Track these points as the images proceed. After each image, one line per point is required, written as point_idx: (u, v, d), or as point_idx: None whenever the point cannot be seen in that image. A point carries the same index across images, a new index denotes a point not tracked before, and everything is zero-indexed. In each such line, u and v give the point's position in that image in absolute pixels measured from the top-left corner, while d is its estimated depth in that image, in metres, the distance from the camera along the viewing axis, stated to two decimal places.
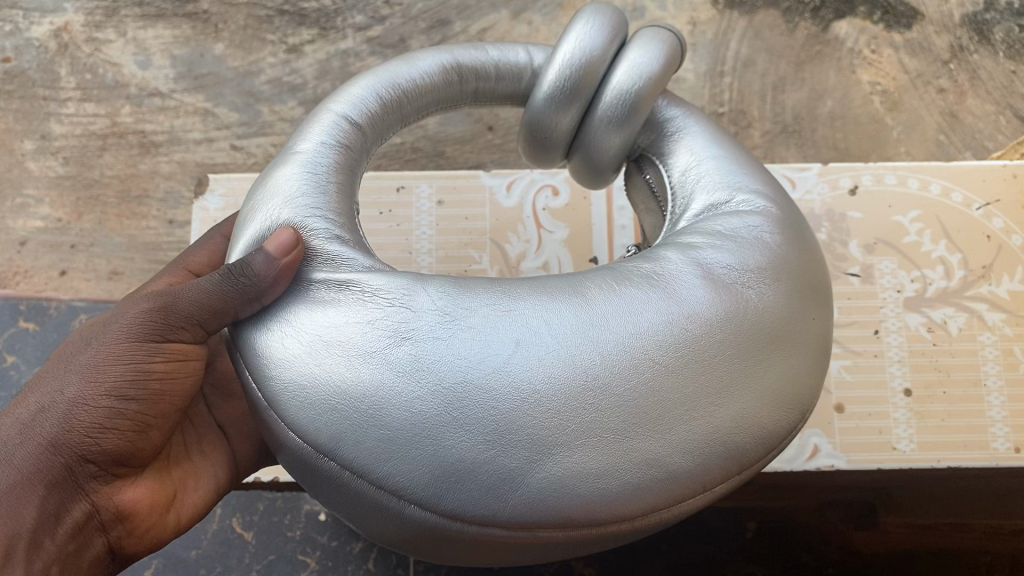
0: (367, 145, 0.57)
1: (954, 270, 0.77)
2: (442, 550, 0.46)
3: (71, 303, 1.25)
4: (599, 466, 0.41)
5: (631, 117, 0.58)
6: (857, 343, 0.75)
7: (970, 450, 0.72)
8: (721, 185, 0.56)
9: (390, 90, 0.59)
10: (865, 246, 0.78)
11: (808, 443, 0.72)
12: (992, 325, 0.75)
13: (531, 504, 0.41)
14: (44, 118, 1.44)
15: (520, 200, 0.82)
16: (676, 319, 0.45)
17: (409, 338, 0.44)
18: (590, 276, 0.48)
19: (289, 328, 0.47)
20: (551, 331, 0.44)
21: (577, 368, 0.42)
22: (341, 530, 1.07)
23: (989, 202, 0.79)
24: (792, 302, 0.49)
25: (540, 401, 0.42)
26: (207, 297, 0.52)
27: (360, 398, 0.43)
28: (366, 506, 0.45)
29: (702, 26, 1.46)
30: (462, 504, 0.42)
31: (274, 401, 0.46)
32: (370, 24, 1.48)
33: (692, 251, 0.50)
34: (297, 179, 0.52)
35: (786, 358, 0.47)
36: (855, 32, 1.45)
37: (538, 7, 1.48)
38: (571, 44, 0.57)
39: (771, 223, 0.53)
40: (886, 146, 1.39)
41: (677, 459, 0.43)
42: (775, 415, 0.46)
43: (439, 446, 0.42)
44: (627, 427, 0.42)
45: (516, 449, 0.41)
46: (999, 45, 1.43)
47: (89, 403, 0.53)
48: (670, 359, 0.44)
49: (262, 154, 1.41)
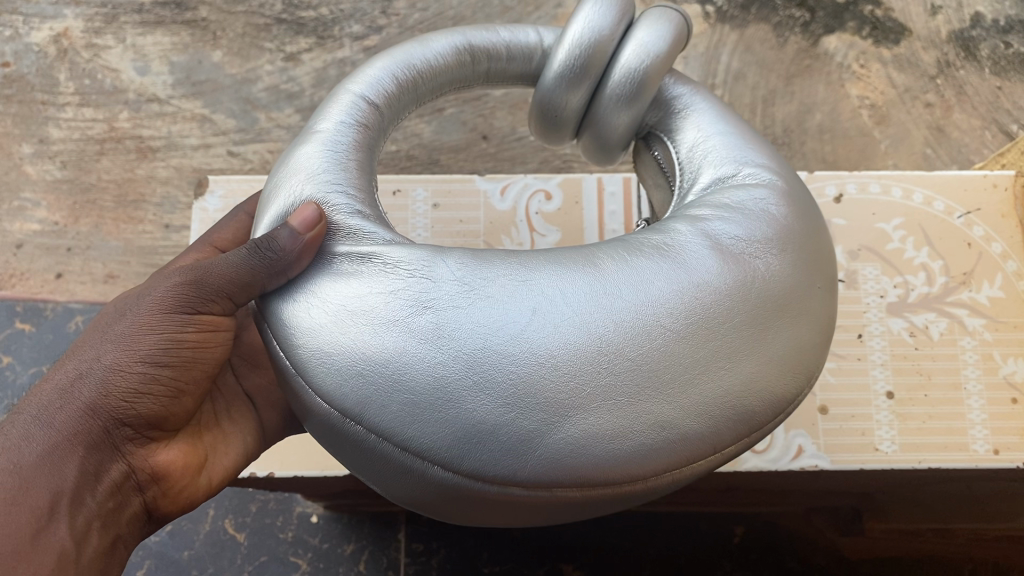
0: (384, 124, 0.59)
1: (936, 276, 0.77)
2: (463, 511, 0.48)
3: (68, 306, 1.29)
4: (614, 427, 0.43)
5: (639, 95, 0.59)
6: (841, 347, 0.75)
7: (951, 452, 0.71)
8: (728, 160, 0.58)
9: (406, 71, 0.60)
10: (849, 252, 0.78)
11: (792, 443, 0.72)
12: (972, 330, 0.75)
13: (549, 464, 0.43)
14: (43, 122, 1.45)
15: (513, 204, 0.84)
16: (686, 288, 0.46)
17: (430, 307, 0.45)
18: (602, 248, 0.49)
19: (315, 298, 0.49)
20: (566, 298, 0.45)
21: (592, 333, 0.44)
22: (332, 533, 1.13)
23: (970, 210, 0.79)
24: (798, 273, 0.50)
25: (556, 366, 0.43)
26: (234, 270, 0.53)
27: (384, 363, 0.45)
28: (390, 468, 0.46)
29: (693, 39, 1.48)
30: (483, 464, 0.43)
31: (302, 368, 0.47)
32: (367, 34, 1.50)
33: (700, 223, 0.51)
34: (319, 157, 0.54)
35: (792, 325, 0.48)
36: (844, 47, 1.47)
37: (532, 19, 1.49)
38: (582, 23, 0.59)
39: (777, 196, 0.55)
40: (873, 159, 1.42)
41: (689, 422, 0.44)
42: (782, 380, 0.48)
43: (458, 410, 0.43)
44: (640, 391, 0.43)
45: (533, 411, 0.43)
46: (985, 61, 1.46)
47: (124, 369, 0.54)
48: (681, 326, 0.45)
49: (259, 161, 1.42)
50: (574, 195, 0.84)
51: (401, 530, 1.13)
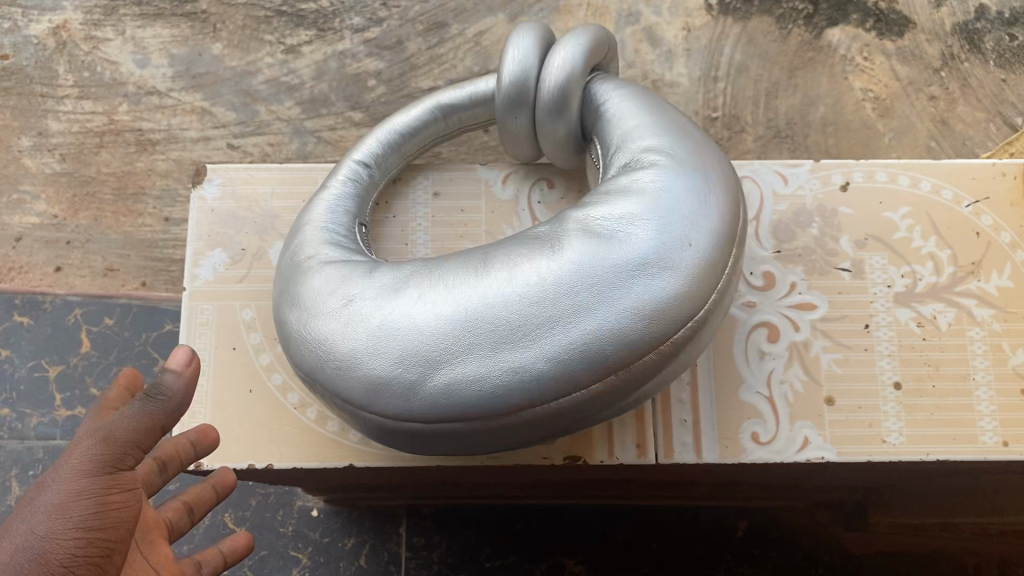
0: (385, 174, 0.76)
1: (944, 266, 0.75)
2: (486, 443, 0.58)
3: (66, 299, 1.29)
4: (562, 353, 0.53)
5: (566, 108, 0.71)
6: (847, 337, 0.73)
7: (959, 444, 0.70)
8: (633, 135, 0.66)
9: (391, 137, 0.76)
10: (856, 241, 0.76)
11: (798, 434, 0.70)
12: (981, 320, 0.74)
13: (525, 395, 0.54)
14: (42, 115, 1.44)
15: (516, 194, 0.80)
16: (594, 244, 0.56)
17: (398, 303, 0.57)
18: (520, 236, 0.61)
19: (310, 316, 0.61)
20: (498, 276, 0.56)
21: (525, 295, 0.55)
22: (333, 527, 1.12)
23: (979, 200, 0.78)
24: (699, 192, 0.60)
25: (506, 328, 0.54)
26: (137, 427, 0.48)
27: (376, 354, 0.56)
28: (421, 434, 0.58)
29: (696, 32, 1.47)
30: (483, 410, 0.54)
31: (323, 377, 0.59)
32: (368, 26, 1.49)
33: (601, 197, 0.61)
34: (326, 211, 0.70)
35: (699, 238, 0.58)
36: (847, 40, 1.46)
37: (534, 11, 1.48)
38: (509, 61, 0.72)
39: (669, 149, 0.64)
40: (877, 152, 1.41)
41: (623, 328, 0.54)
42: (700, 273, 0.57)
43: (504, 406, 0.54)
44: (576, 322, 0.54)
45: (500, 360, 0.54)
46: (989, 53, 1.44)
47: (64, 539, 0.44)
48: (594, 267, 0.55)
49: (259, 154, 1.42)
50: (579, 183, 0.80)
51: (402, 525, 1.12)
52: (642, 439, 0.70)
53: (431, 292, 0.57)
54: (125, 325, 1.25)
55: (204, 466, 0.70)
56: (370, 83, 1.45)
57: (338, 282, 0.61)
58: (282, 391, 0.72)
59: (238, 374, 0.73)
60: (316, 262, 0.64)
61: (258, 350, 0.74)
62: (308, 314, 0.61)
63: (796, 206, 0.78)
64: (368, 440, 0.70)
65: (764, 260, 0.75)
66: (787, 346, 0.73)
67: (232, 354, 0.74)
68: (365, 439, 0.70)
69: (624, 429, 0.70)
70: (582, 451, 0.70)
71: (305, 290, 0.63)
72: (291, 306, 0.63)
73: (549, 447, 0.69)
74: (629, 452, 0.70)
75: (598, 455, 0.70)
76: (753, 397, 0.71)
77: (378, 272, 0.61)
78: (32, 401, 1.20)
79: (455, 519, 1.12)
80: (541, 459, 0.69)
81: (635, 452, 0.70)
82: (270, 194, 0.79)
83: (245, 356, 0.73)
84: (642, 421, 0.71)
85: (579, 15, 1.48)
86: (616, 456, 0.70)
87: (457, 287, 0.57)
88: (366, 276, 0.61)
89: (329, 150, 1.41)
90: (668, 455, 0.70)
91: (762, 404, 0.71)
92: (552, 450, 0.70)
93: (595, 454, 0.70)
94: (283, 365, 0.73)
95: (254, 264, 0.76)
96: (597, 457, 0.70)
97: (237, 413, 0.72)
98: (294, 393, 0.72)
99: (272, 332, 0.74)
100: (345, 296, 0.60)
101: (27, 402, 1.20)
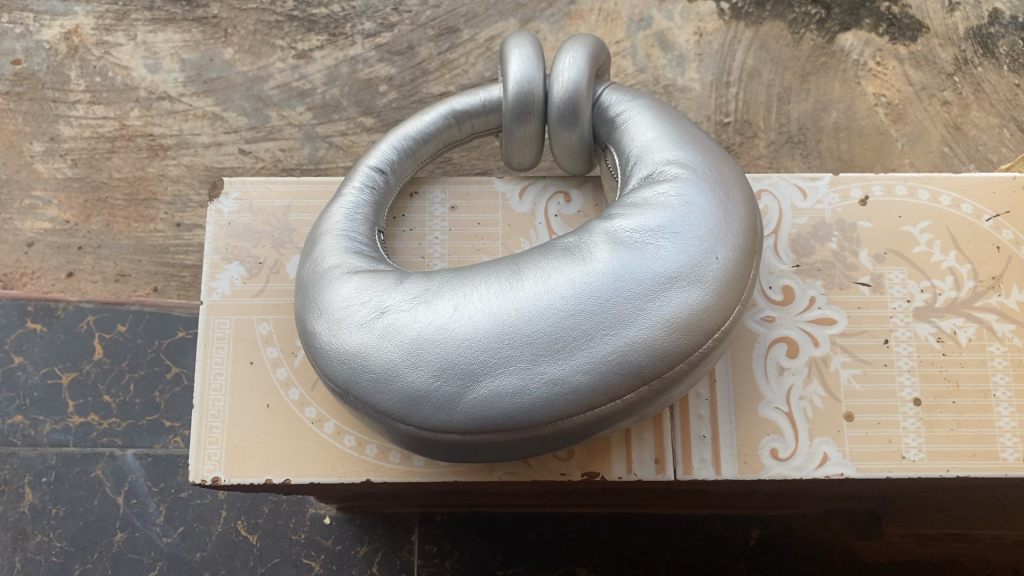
0: (396, 184, 0.75)
1: (964, 280, 0.75)
2: (519, 451, 0.59)
3: (79, 305, 1.27)
4: (600, 361, 0.54)
5: (577, 115, 0.71)
6: (866, 352, 0.73)
7: (979, 461, 0.70)
8: (649, 145, 0.66)
9: (405, 142, 0.75)
10: (876, 256, 0.76)
11: (817, 451, 0.70)
12: (1001, 335, 0.73)
13: (564, 404, 0.54)
14: (54, 120, 1.44)
15: (533, 207, 0.79)
16: (623, 252, 0.57)
17: (430, 314, 0.57)
18: (546, 248, 0.60)
19: (337, 327, 0.60)
20: (529, 286, 0.57)
21: (559, 305, 0.55)
22: (345, 534, 1.12)
23: (999, 213, 0.77)
24: (722, 202, 0.61)
25: (543, 338, 0.54)
26: None
27: (411, 365, 0.56)
28: (454, 445, 0.58)
29: (708, 37, 1.47)
30: (521, 419, 0.55)
31: (352, 390, 0.59)
32: (379, 31, 1.48)
33: (625, 207, 0.61)
34: (343, 219, 0.69)
35: (726, 247, 0.59)
36: (860, 45, 1.45)
37: (545, 16, 1.48)
38: (513, 72, 0.71)
39: (690, 158, 0.64)
40: (889, 158, 1.40)
41: (657, 338, 0.55)
42: (728, 287, 0.58)
43: (544, 418, 0.55)
44: (612, 330, 0.54)
45: (539, 369, 0.54)
46: (1003, 58, 1.43)
47: None
48: (625, 275, 0.56)
49: (271, 159, 1.42)
50: (595, 196, 0.79)
51: (414, 533, 1.12)
52: (661, 455, 0.70)
53: (465, 302, 0.57)
54: (137, 331, 1.25)
55: (223, 480, 0.70)
56: (381, 88, 1.45)
57: (367, 292, 0.61)
58: (299, 405, 0.72)
59: (255, 388, 0.73)
60: (340, 271, 0.64)
61: (275, 364, 0.74)
62: (337, 324, 0.60)
63: (815, 220, 0.77)
64: (385, 456, 0.70)
65: (783, 274, 0.75)
66: (807, 361, 0.72)
67: (249, 367, 0.74)
68: (382, 455, 0.70)
69: (643, 445, 0.70)
70: (601, 467, 0.70)
71: (332, 300, 0.62)
72: (318, 316, 0.62)
73: (567, 463, 0.70)
74: (648, 467, 0.70)
75: (616, 471, 0.70)
76: (772, 413, 0.71)
77: (406, 282, 0.61)
78: (45, 408, 1.21)
79: (468, 527, 1.12)
80: (559, 475, 0.69)
81: (654, 468, 0.70)
82: (288, 207, 0.78)
83: (263, 370, 0.73)
84: (661, 437, 0.71)
85: (590, 19, 1.48)
86: (634, 472, 0.70)
87: (492, 296, 0.57)
88: (390, 285, 0.61)
89: (340, 156, 1.41)
90: (687, 472, 0.70)
91: (781, 419, 0.71)
92: (570, 466, 0.70)
93: (613, 470, 0.70)
94: (301, 379, 0.73)
95: (271, 277, 0.76)
96: (615, 473, 0.70)
97: (256, 427, 0.72)
98: (311, 407, 0.72)
99: (290, 346, 0.74)
100: (376, 305, 0.60)
101: (39, 408, 1.21)
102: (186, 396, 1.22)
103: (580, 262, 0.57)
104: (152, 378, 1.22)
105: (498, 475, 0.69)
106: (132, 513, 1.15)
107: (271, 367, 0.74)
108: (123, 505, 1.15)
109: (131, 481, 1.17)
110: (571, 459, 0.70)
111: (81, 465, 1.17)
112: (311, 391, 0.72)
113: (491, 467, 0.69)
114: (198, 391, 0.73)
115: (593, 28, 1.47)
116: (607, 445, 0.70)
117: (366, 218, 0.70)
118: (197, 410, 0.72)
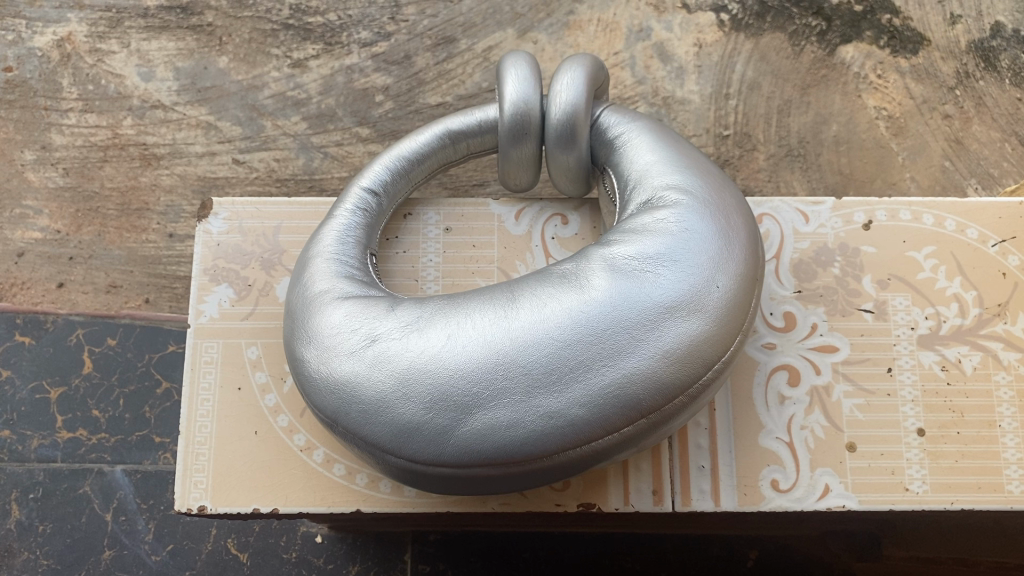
0: (388, 206, 0.73)
1: (969, 307, 0.73)
2: (512, 483, 0.57)
3: (68, 318, 1.26)
4: (597, 391, 0.52)
5: (574, 136, 0.69)
6: (869, 381, 0.72)
7: (984, 492, 0.68)
8: (651, 171, 0.64)
9: (398, 162, 0.73)
10: (879, 282, 0.74)
11: (818, 482, 0.68)
12: (1007, 364, 0.72)
13: (558, 438, 0.53)
14: (45, 128, 1.42)
15: (529, 229, 0.78)
16: (622, 280, 0.55)
17: (422, 343, 0.56)
18: (542, 275, 0.59)
19: (328, 355, 0.58)
20: (526, 316, 0.55)
21: (554, 337, 0.53)
22: (337, 553, 1.10)
23: (1005, 239, 0.76)
24: (722, 229, 0.59)
25: (538, 371, 0.53)
26: None
27: (402, 396, 0.54)
28: (445, 479, 0.56)
29: (707, 48, 1.45)
30: (515, 451, 0.53)
31: (341, 420, 0.57)
32: (376, 40, 1.47)
33: (624, 234, 0.59)
34: (333, 242, 0.68)
35: (728, 278, 0.57)
36: (861, 57, 1.44)
37: (544, 26, 1.46)
38: (510, 92, 0.70)
39: (692, 185, 0.62)
40: (890, 172, 1.39)
41: (654, 371, 0.53)
42: (727, 322, 0.56)
43: (539, 452, 0.53)
44: (610, 360, 0.53)
45: (533, 400, 0.52)
46: (1005, 72, 1.42)
47: None
48: (623, 305, 0.54)
49: (265, 169, 1.40)
50: (593, 219, 0.78)
51: (407, 552, 1.10)
52: (659, 486, 0.69)
53: (459, 330, 0.56)
54: (127, 345, 1.24)
55: (209, 509, 0.68)
56: (377, 98, 1.43)
57: (357, 319, 0.59)
58: (288, 432, 0.70)
59: (243, 415, 0.71)
60: (330, 296, 0.62)
61: (264, 389, 0.72)
62: (325, 352, 0.58)
63: (817, 244, 0.76)
64: (376, 485, 0.68)
65: (784, 300, 0.74)
66: (808, 390, 0.71)
67: (237, 394, 0.72)
68: (373, 484, 0.68)
69: (641, 476, 0.69)
70: (597, 498, 0.68)
71: (322, 326, 0.60)
72: (308, 343, 0.60)
73: (563, 494, 0.68)
74: (646, 498, 0.68)
75: (613, 502, 0.68)
76: (773, 443, 0.69)
77: (398, 308, 0.59)
78: (33, 422, 1.19)
79: (460, 547, 1.10)
80: (555, 506, 0.68)
81: (651, 499, 0.68)
82: (277, 228, 0.77)
83: (250, 397, 0.72)
84: (659, 468, 0.69)
85: (588, 30, 1.46)
86: (631, 503, 0.68)
87: (486, 325, 0.55)
88: (383, 311, 0.59)
89: (336, 166, 1.40)
90: (685, 503, 0.68)
91: (781, 450, 0.69)
92: (565, 496, 0.68)
93: (610, 501, 0.68)
94: (290, 406, 0.71)
95: (260, 299, 0.75)
96: (612, 505, 0.68)
97: (243, 456, 0.70)
98: (300, 435, 0.70)
99: (279, 371, 0.72)
100: (366, 332, 0.58)
101: (27, 423, 1.19)
102: (176, 411, 1.20)
103: (577, 290, 0.56)
104: (141, 394, 1.21)
105: (492, 505, 0.68)
106: (120, 531, 1.13)
107: (259, 394, 0.72)
108: (111, 522, 1.14)
109: (120, 498, 1.15)
110: (566, 489, 0.68)
111: (68, 481, 1.15)
112: (300, 419, 0.71)
113: (485, 497, 0.68)
114: (183, 417, 0.71)
115: (591, 39, 1.46)
116: (603, 475, 0.69)
117: (357, 241, 0.69)
118: (183, 437, 0.70)
